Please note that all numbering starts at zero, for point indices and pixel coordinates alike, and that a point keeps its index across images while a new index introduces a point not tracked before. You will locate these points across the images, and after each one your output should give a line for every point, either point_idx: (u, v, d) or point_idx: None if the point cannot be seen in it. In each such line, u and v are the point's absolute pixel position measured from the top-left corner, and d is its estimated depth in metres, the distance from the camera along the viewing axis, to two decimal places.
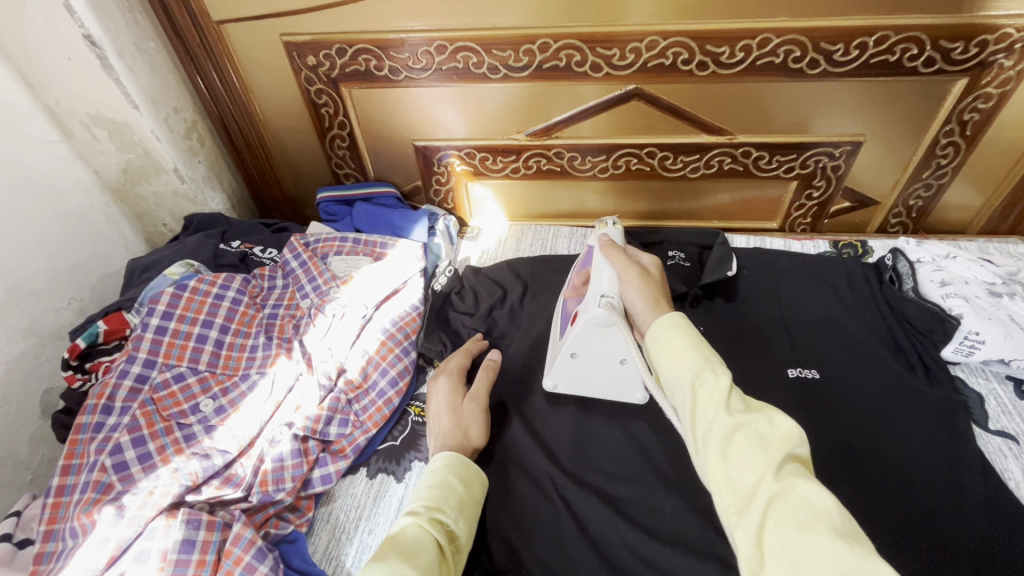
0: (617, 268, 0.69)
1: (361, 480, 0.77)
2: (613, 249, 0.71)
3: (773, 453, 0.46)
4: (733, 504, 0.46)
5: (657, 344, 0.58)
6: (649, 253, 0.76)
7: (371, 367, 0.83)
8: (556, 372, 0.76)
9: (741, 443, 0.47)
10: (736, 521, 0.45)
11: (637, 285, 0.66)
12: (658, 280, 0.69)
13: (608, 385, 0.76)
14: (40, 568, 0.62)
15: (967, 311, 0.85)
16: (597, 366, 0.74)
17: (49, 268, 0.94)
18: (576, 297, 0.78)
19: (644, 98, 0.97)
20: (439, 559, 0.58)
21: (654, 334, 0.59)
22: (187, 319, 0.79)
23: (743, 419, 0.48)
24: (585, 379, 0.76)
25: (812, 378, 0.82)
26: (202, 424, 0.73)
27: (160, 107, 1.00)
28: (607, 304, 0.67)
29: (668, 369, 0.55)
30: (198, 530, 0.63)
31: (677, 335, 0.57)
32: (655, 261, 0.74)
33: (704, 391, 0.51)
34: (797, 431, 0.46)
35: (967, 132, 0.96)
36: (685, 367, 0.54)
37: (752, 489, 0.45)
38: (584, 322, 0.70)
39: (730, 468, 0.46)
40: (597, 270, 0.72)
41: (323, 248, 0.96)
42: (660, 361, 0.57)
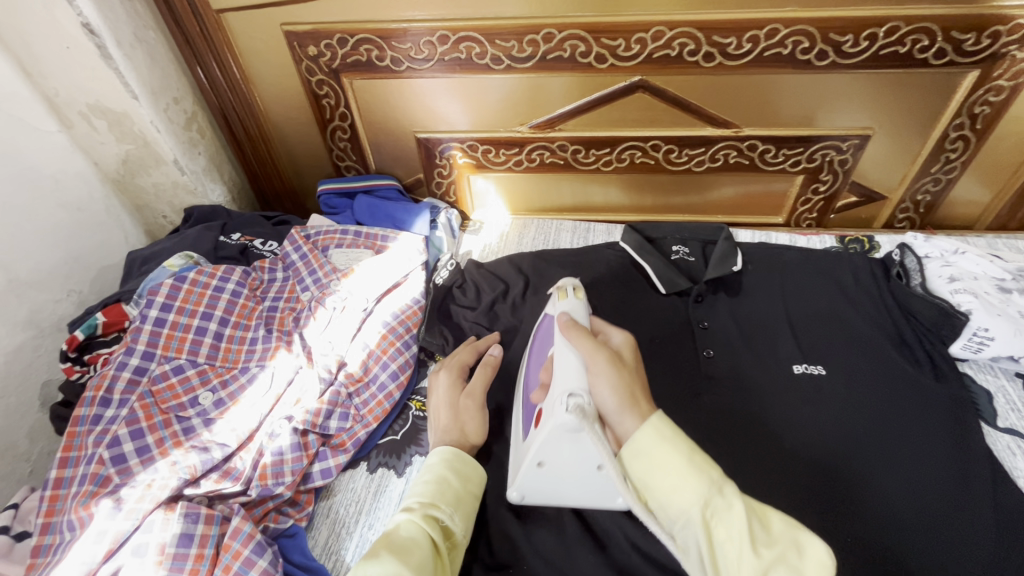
0: (584, 355, 0.63)
1: (361, 475, 0.76)
2: (577, 331, 0.66)
3: None
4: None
5: (647, 465, 0.54)
6: (617, 330, 0.70)
7: (372, 361, 0.83)
8: (522, 483, 0.66)
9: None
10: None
11: (607, 376, 0.60)
12: (633, 366, 0.64)
13: (584, 491, 0.66)
14: (37, 561, 0.62)
15: (975, 308, 0.84)
16: (570, 474, 0.64)
17: (48, 260, 0.94)
18: (538, 392, 0.69)
19: (650, 90, 0.96)
20: (433, 556, 0.57)
21: (638, 447, 0.55)
22: (187, 311, 0.78)
23: (772, 555, 0.48)
24: (556, 487, 0.66)
25: (817, 375, 0.81)
26: (202, 416, 0.73)
27: (160, 98, 0.99)
28: (575, 406, 0.59)
29: (670, 500, 0.52)
30: (196, 523, 0.63)
31: (668, 452, 0.54)
32: (627, 339, 0.67)
33: (720, 526, 0.50)
34: (830, 560, 0.47)
35: (978, 126, 0.95)
36: (691, 497, 0.51)
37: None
38: (549, 427, 0.61)
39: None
40: (560, 358, 0.65)
41: (324, 240, 0.95)
42: (649, 482, 0.54)
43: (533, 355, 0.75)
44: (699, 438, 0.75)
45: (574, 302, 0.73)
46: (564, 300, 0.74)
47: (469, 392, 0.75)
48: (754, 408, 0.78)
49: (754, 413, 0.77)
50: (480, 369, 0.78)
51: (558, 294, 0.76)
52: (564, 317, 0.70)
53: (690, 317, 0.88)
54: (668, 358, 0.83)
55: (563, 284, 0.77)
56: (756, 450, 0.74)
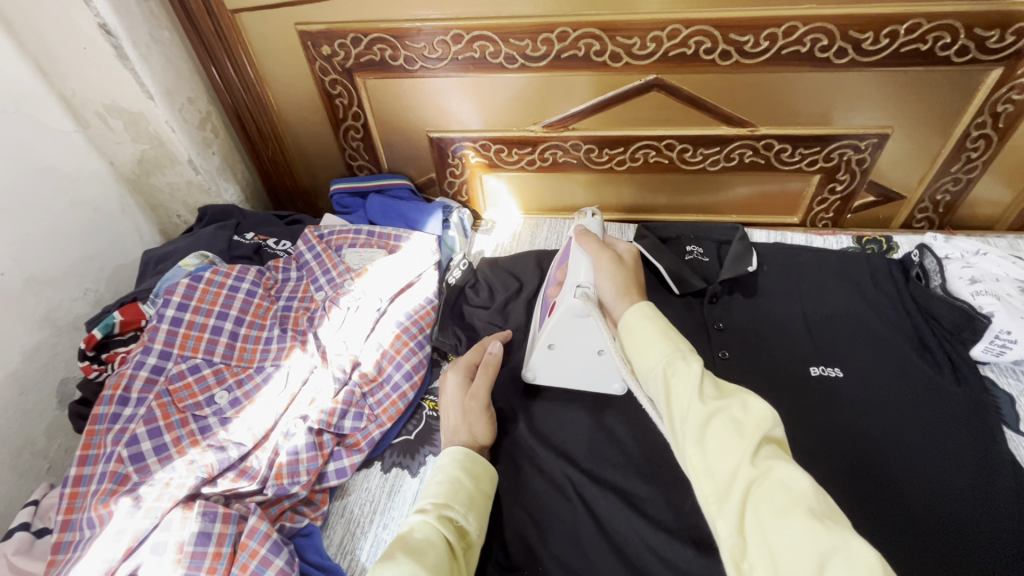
0: (591, 256, 0.71)
1: (375, 475, 0.77)
2: (589, 238, 0.74)
3: (749, 437, 0.46)
4: (712, 493, 0.46)
5: (629, 332, 0.59)
6: (626, 243, 0.76)
7: (386, 361, 0.82)
8: (535, 364, 0.77)
9: (717, 432, 0.47)
10: (717, 509, 0.45)
11: (609, 272, 0.68)
12: (631, 266, 0.69)
13: (587, 375, 0.77)
14: (57, 558, 0.62)
15: (998, 310, 0.83)
16: (576, 357, 0.75)
17: (65, 258, 0.95)
18: (555, 288, 0.79)
19: (665, 88, 0.95)
20: (449, 556, 0.57)
21: (625, 323, 0.60)
22: (203, 311, 0.79)
23: (718, 406, 0.48)
24: (564, 369, 0.77)
25: (835, 377, 0.80)
26: (218, 416, 0.73)
27: (175, 98, 0.99)
28: (582, 294, 0.68)
29: (641, 364, 0.56)
30: (214, 522, 0.63)
31: (644, 327, 0.58)
32: (632, 249, 0.74)
33: (677, 382, 0.51)
34: (772, 414, 0.46)
35: (1000, 124, 0.93)
36: (656, 358, 0.54)
37: (730, 478, 0.45)
38: (561, 312, 0.72)
39: (709, 457, 0.46)
40: (574, 259, 0.74)
41: (337, 240, 0.95)
42: (629, 348, 0.58)
43: (551, 263, 0.85)
44: None
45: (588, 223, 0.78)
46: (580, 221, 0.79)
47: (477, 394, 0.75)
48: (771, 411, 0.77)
49: None
50: (481, 371, 0.76)
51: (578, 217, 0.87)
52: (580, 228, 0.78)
53: (705, 318, 0.88)
54: None
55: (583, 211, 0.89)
56: None
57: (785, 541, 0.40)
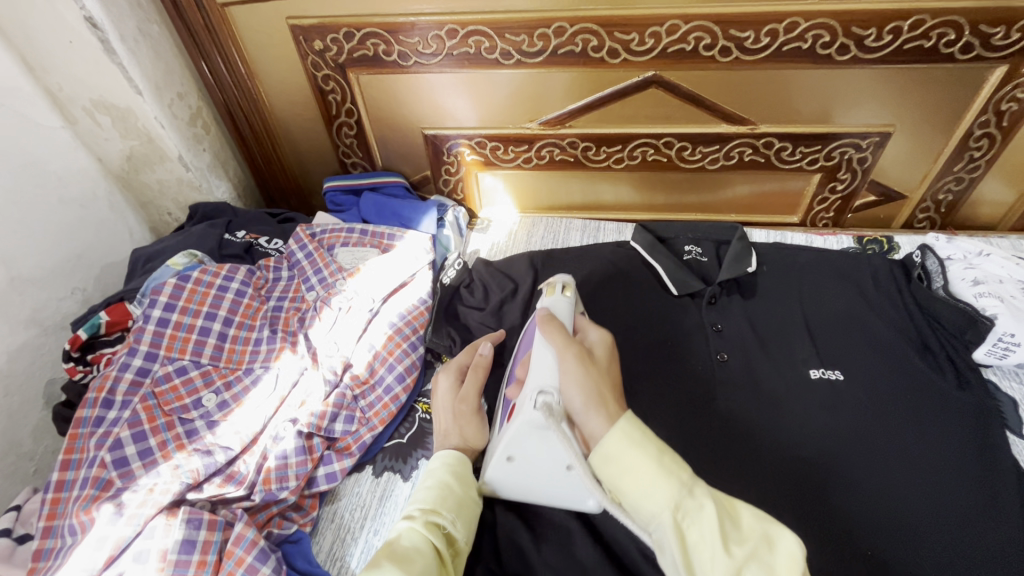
0: (556, 351, 0.63)
1: (367, 478, 0.75)
2: (554, 326, 0.66)
3: None
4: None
5: (612, 462, 0.53)
6: (597, 326, 0.69)
7: (378, 362, 0.81)
8: (492, 476, 0.66)
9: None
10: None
11: (577, 376, 0.59)
12: (603, 365, 0.62)
13: (555, 492, 0.65)
14: (39, 565, 0.61)
15: (1002, 312, 0.81)
16: (540, 473, 0.64)
17: (52, 257, 0.93)
18: (516, 386, 0.70)
19: (664, 85, 0.93)
20: (436, 565, 0.56)
21: (605, 453, 0.53)
22: (190, 312, 0.77)
23: (743, 553, 0.47)
24: (527, 483, 0.66)
25: (835, 380, 0.79)
26: (205, 419, 0.71)
27: (164, 93, 0.97)
28: (543, 404, 0.58)
29: (641, 502, 0.51)
30: (199, 529, 0.62)
31: (637, 456, 0.52)
32: (603, 337, 0.67)
33: (693, 529, 0.48)
34: (801, 550, 0.46)
35: (1004, 123, 0.92)
36: (660, 501, 0.50)
37: None
38: (519, 422, 0.61)
39: None
40: (537, 355, 0.65)
41: (330, 238, 0.93)
42: (618, 481, 0.52)
43: (517, 348, 0.77)
44: (714, 443, 0.73)
45: (558, 298, 0.73)
46: (550, 295, 0.74)
47: (468, 398, 0.73)
48: (771, 414, 0.76)
49: (771, 419, 0.75)
50: (471, 373, 0.75)
51: (547, 292, 0.76)
52: (545, 310, 0.70)
53: (703, 320, 0.86)
54: (680, 362, 0.81)
55: (554, 281, 0.78)
56: (770, 458, 0.72)
57: None
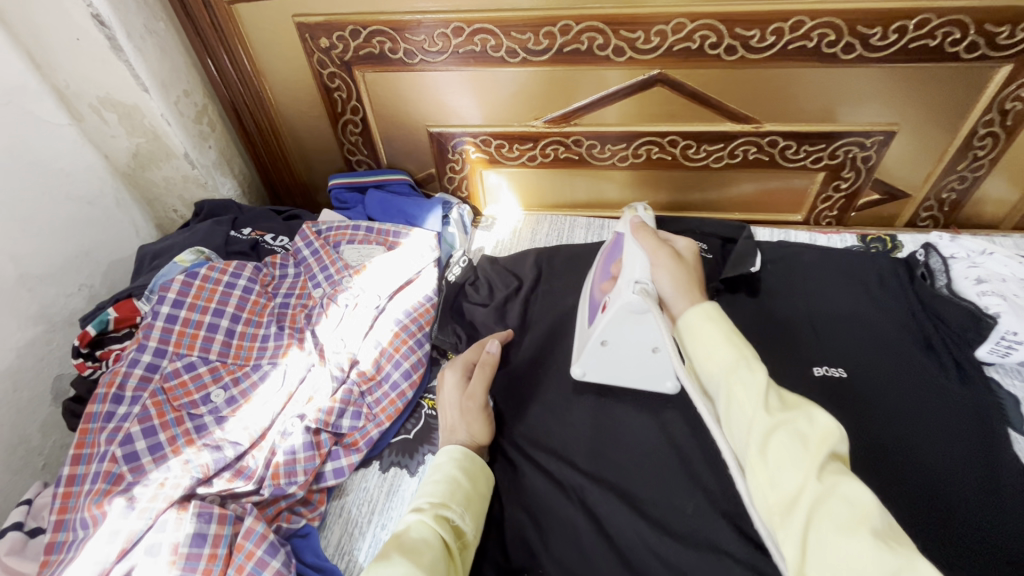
0: (648, 251, 0.67)
1: (374, 474, 0.76)
2: (645, 231, 0.69)
3: (814, 451, 0.43)
4: (776, 506, 0.43)
5: (688, 334, 0.55)
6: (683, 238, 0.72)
7: (384, 358, 0.81)
8: (585, 360, 0.74)
9: (783, 446, 0.44)
10: (779, 523, 0.43)
11: (669, 268, 0.63)
12: (692, 263, 0.66)
13: (639, 375, 0.74)
14: (51, 558, 0.61)
15: (1005, 311, 0.81)
16: (628, 355, 0.72)
17: (60, 253, 0.94)
18: (609, 283, 0.74)
19: (669, 84, 0.94)
20: (445, 557, 0.57)
21: (687, 325, 0.56)
22: (198, 308, 0.78)
23: (783, 418, 0.46)
24: (614, 365, 0.74)
25: (839, 377, 0.79)
26: (213, 415, 0.72)
27: (171, 90, 0.97)
28: (641, 290, 0.64)
29: (702, 361, 0.52)
30: (209, 523, 0.62)
31: (711, 327, 0.54)
32: (690, 246, 0.70)
33: (740, 390, 0.48)
34: (840, 429, 0.44)
35: (1008, 122, 0.92)
36: (719, 363, 0.51)
37: (795, 491, 0.42)
38: (616, 307, 0.67)
39: (770, 468, 0.44)
40: (628, 256, 0.69)
41: (336, 236, 0.94)
42: (691, 350, 0.54)
43: (598, 261, 0.80)
44: None
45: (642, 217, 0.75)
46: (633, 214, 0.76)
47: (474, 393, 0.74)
48: None
49: None
50: (478, 371, 0.76)
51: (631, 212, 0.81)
52: (635, 223, 0.72)
53: None
54: None
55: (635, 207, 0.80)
56: None
57: (850, 561, 0.38)
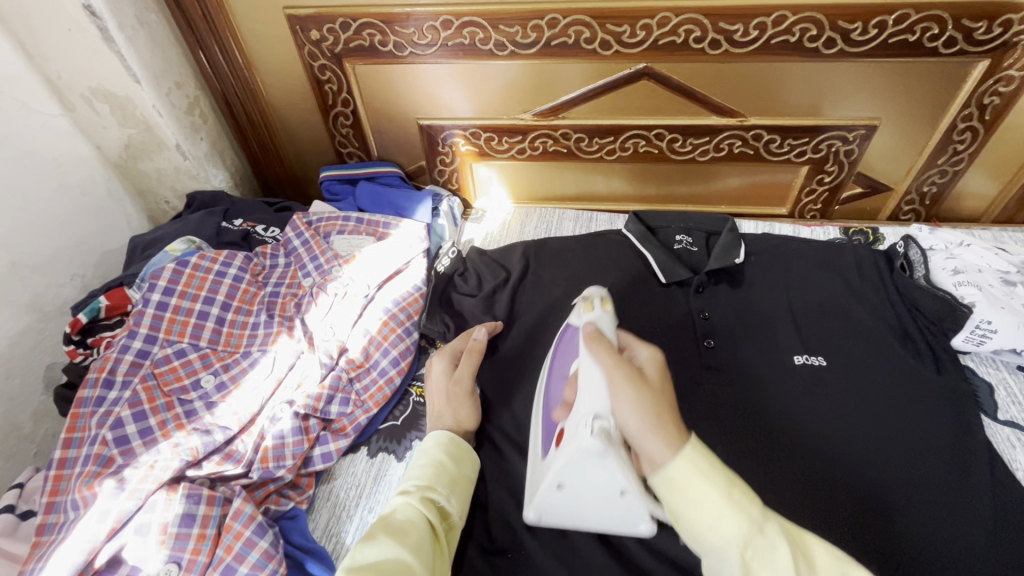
0: (604, 374, 0.59)
1: (361, 459, 0.77)
2: (600, 345, 0.62)
3: None
4: None
5: (681, 498, 0.50)
6: (645, 345, 0.65)
7: (373, 347, 0.83)
8: (539, 504, 0.62)
9: None
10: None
11: (630, 398, 0.56)
12: (655, 385, 0.58)
13: (605, 518, 0.62)
14: (42, 539, 0.62)
15: (980, 300, 0.83)
16: (591, 499, 0.60)
17: (52, 243, 0.95)
18: (562, 408, 0.66)
19: (655, 77, 0.95)
20: (430, 537, 0.58)
21: (673, 480, 0.50)
22: (189, 296, 0.79)
23: None
24: (575, 509, 0.62)
25: (818, 365, 0.81)
26: (203, 400, 0.73)
27: (162, 82, 0.98)
28: (600, 430, 0.56)
29: (703, 528, 0.49)
30: (198, 504, 0.63)
31: (706, 484, 0.49)
32: (653, 357, 0.62)
33: (762, 568, 0.47)
34: None
35: (986, 117, 0.94)
36: (728, 536, 0.47)
37: None
38: (571, 450, 0.57)
39: None
40: (583, 373, 0.61)
41: (326, 226, 0.96)
42: (683, 509, 0.49)
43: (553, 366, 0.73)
44: (700, 425, 0.76)
45: (600, 315, 0.68)
46: (589, 312, 0.69)
47: (460, 381, 0.75)
48: (754, 396, 0.78)
49: (755, 401, 0.77)
50: (465, 358, 0.77)
51: (583, 307, 0.70)
52: (591, 330, 0.65)
53: (691, 307, 0.88)
54: (668, 349, 0.83)
55: (589, 295, 0.71)
56: (757, 446, 0.74)
57: None
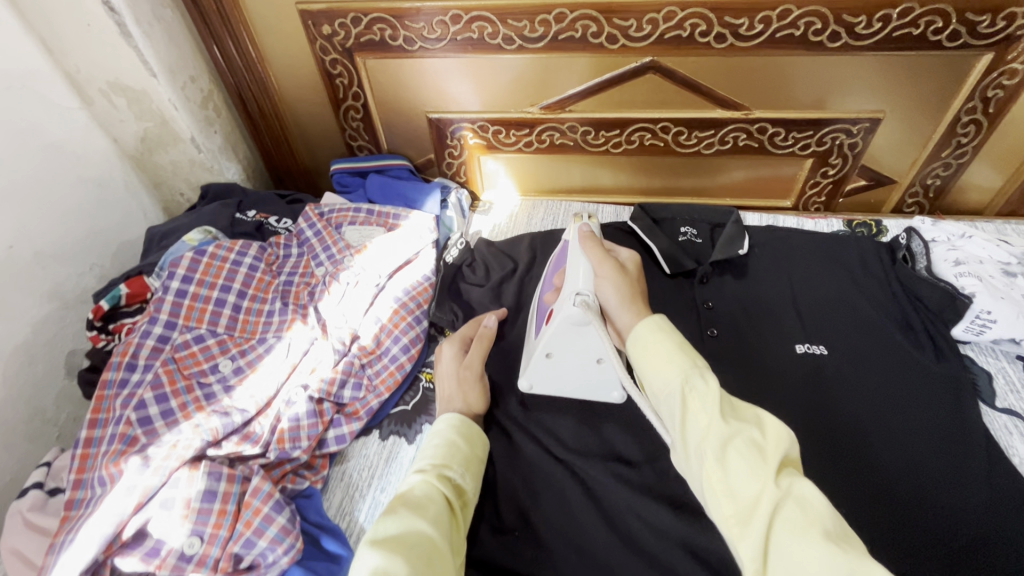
0: (592, 261, 0.70)
1: (373, 442, 0.79)
2: (590, 242, 0.72)
3: (770, 458, 0.45)
4: (732, 514, 0.45)
5: (640, 347, 0.57)
6: (626, 248, 0.76)
7: (384, 334, 0.85)
8: (531, 372, 0.75)
9: (737, 452, 0.46)
10: (738, 532, 0.44)
11: (611, 279, 0.66)
12: (633, 275, 0.69)
13: (585, 384, 0.75)
14: (70, 514, 0.65)
15: (980, 291, 0.85)
16: (574, 367, 0.73)
17: (72, 234, 0.98)
18: (551, 293, 0.77)
19: (661, 71, 0.97)
20: (447, 512, 0.61)
21: (636, 338, 0.58)
22: (206, 283, 0.81)
23: (735, 425, 0.48)
24: (560, 378, 0.75)
25: (820, 355, 0.83)
26: (222, 383, 0.76)
27: (177, 76, 1.01)
28: (581, 302, 0.66)
29: (654, 375, 0.54)
30: (219, 481, 0.66)
31: (660, 339, 0.56)
32: (632, 256, 0.73)
33: (695, 401, 0.50)
34: (788, 434, 0.47)
35: (990, 110, 0.94)
36: (670, 374, 0.53)
37: (754, 499, 0.44)
38: (559, 321, 0.68)
39: (729, 477, 0.45)
40: (572, 265, 0.72)
41: (337, 218, 0.98)
42: (641, 363, 0.56)
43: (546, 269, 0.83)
44: None
45: (588, 223, 0.80)
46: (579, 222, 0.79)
47: (469, 366, 0.77)
48: (755, 383, 0.80)
49: (756, 389, 0.79)
50: (475, 343, 0.79)
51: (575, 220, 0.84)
52: (582, 231, 0.75)
53: (695, 298, 0.90)
54: None
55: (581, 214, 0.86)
56: None
57: (803, 560, 0.40)
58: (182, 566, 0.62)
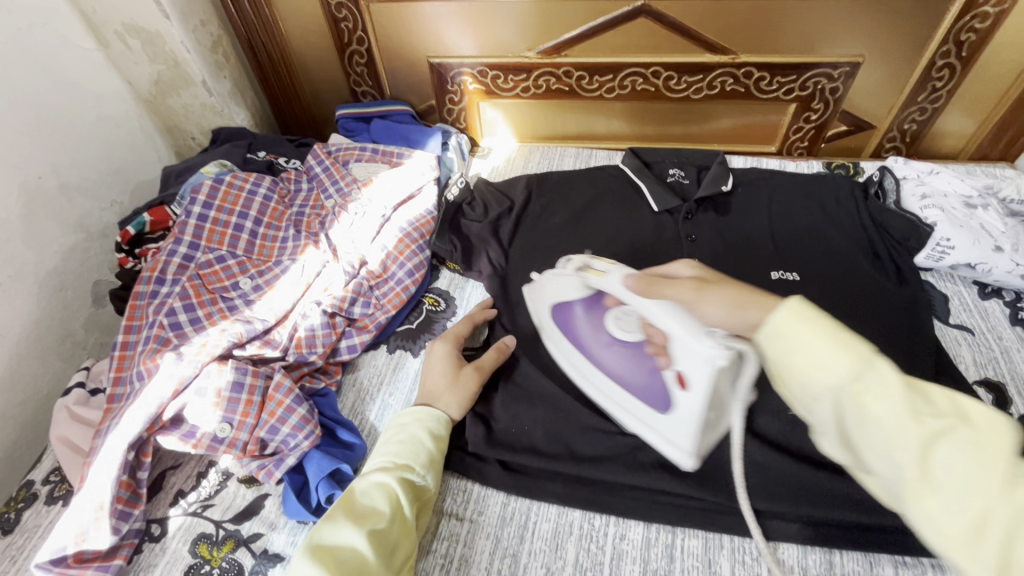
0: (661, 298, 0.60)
1: (382, 354, 0.87)
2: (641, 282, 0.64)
3: (995, 465, 0.36)
4: (958, 538, 0.36)
5: (788, 344, 0.43)
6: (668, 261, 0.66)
7: (390, 260, 0.92)
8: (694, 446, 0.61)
9: (947, 459, 0.37)
10: (965, 554, 0.36)
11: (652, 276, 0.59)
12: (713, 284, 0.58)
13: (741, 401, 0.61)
14: (113, 405, 0.73)
15: (941, 220, 0.91)
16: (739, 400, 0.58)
17: (94, 171, 1.04)
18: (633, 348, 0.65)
19: (652, 15, 1.01)
20: (398, 518, 0.61)
21: (775, 330, 0.44)
22: (225, 210, 0.87)
23: (941, 427, 0.38)
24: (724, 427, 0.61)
25: (792, 280, 0.89)
26: (243, 298, 0.84)
27: (189, 19, 1.05)
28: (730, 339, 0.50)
29: (810, 373, 0.42)
30: (245, 375, 0.73)
31: (810, 326, 0.43)
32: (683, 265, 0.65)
33: (877, 404, 0.39)
34: (1010, 428, 0.37)
35: (963, 53, 1.00)
36: (836, 372, 0.41)
37: (981, 516, 0.36)
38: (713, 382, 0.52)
39: (944, 496, 0.37)
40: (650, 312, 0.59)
41: (344, 155, 1.04)
42: (785, 362, 0.43)
43: (594, 325, 0.71)
44: None
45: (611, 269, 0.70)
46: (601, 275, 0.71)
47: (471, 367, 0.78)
48: None
49: None
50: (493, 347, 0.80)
51: (591, 274, 0.72)
52: (632, 277, 0.66)
53: (679, 231, 0.96)
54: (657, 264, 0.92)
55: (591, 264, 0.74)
56: None
57: None
58: (215, 446, 0.70)
